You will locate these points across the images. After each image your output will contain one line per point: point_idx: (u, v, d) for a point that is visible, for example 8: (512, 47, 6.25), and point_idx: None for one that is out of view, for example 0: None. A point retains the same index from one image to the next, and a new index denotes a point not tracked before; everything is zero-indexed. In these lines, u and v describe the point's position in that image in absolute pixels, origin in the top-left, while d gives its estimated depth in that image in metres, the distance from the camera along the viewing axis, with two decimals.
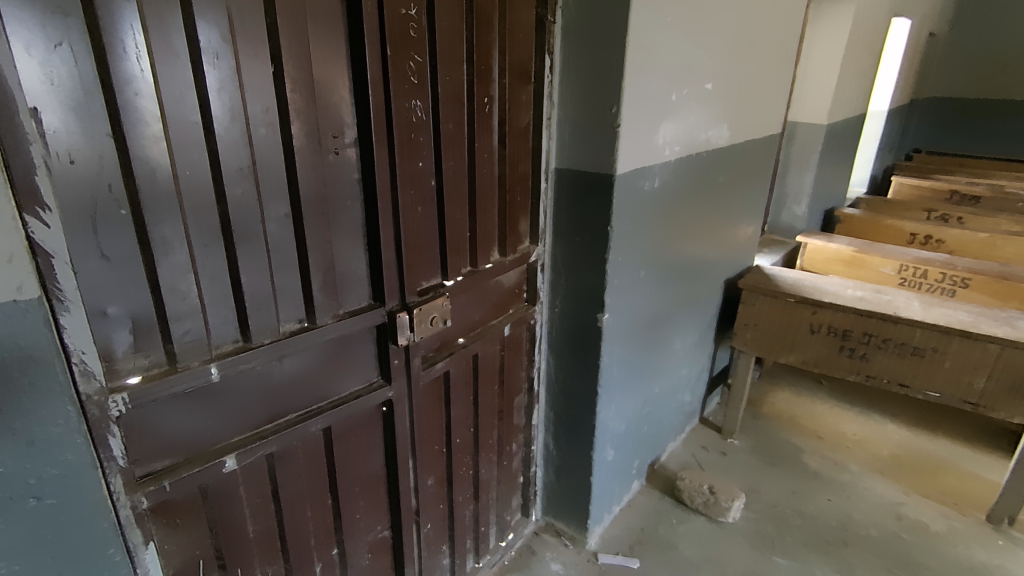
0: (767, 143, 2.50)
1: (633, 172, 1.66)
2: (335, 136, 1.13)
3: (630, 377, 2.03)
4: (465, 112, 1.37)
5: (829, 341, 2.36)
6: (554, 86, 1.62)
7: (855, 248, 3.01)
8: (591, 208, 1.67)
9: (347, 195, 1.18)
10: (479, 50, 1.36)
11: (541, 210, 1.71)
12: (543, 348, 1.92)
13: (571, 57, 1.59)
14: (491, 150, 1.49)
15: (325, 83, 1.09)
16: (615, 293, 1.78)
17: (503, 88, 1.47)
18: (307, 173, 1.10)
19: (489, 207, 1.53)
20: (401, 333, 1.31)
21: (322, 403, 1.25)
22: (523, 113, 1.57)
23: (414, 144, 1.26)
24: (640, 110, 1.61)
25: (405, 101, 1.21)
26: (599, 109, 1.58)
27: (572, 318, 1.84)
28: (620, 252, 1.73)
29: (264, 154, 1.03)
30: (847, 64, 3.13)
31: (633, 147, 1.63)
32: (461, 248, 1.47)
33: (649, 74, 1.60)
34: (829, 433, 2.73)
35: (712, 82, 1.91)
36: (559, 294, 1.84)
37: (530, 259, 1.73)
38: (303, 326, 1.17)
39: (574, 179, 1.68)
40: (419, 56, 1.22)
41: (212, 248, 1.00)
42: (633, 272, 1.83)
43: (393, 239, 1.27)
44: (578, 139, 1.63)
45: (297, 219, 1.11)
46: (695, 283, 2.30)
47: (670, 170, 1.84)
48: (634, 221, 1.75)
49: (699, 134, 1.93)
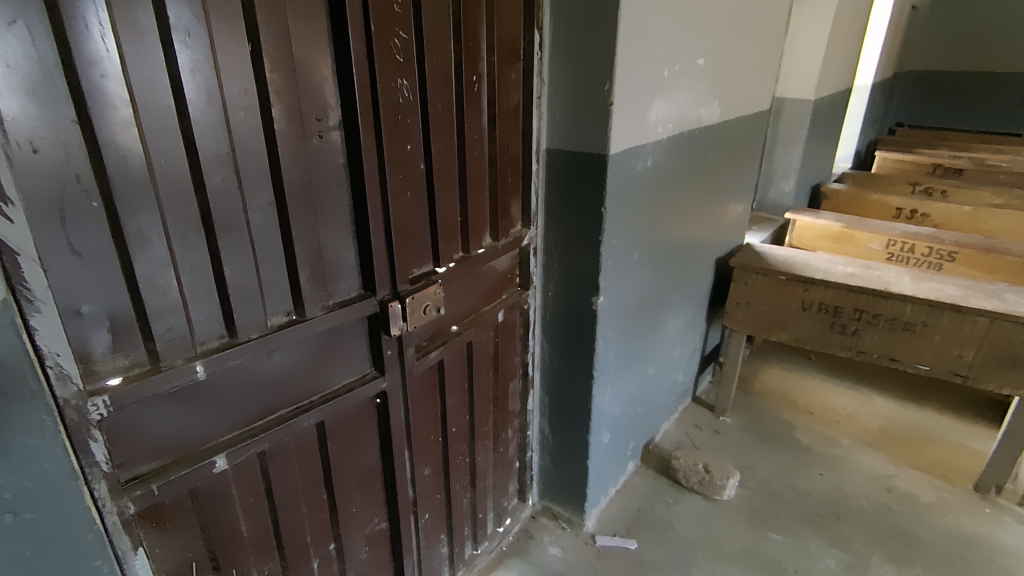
0: (757, 119, 2.47)
1: (625, 151, 1.62)
2: (319, 120, 1.07)
3: (625, 360, 2.01)
4: (453, 92, 1.32)
5: (820, 318, 2.36)
6: (544, 64, 1.57)
7: (843, 224, 3.01)
8: (584, 190, 1.63)
9: (333, 181, 1.12)
10: (467, 26, 1.30)
11: (532, 192, 1.67)
12: (537, 334, 1.89)
13: (560, 33, 1.53)
14: (481, 132, 1.43)
15: (306, 62, 1.02)
16: (609, 276, 1.75)
17: (492, 66, 1.41)
18: (290, 159, 1.04)
19: (480, 190, 1.48)
20: (393, 324, 1.27)
21: (314, 398, 1.21)
22: (513, 92, 1.51)
23: (401, 126, 1.21)
24: (633, 87, 1.56)
25: (391, 81, 1.15)
26: (591, 87, 1.53)
27: (566, 303, 1.81)
28: (613, 234, 1.70)
29: (244, 140, 0.97)
30: (834, 39, 3.10)
31: (626, 126, 1.59)
32: (452, 233, 1.42)
33: (641, 50, 1.55)
34: (819, 408, 2.75)
35: (704, 58, 1.87)
36: (552, 278, 1.81)
37: (523, 243, 1.69)
38: (292, 319, 1.13)
39: (566, 159, 1.64)
40: (404, 33, 1.16)
41: (192, 240, 0.95)
42: (626, 254, 1.80)
43: (383, 226, 1.22)
44: (570, 118, 1.59)
45: (281, 207, 1.06)
46: (687, 263, 2.28)
47: (663, 149, 1.81)
48: (627, 202, 1.72)
49: (691, 111, 1.89)
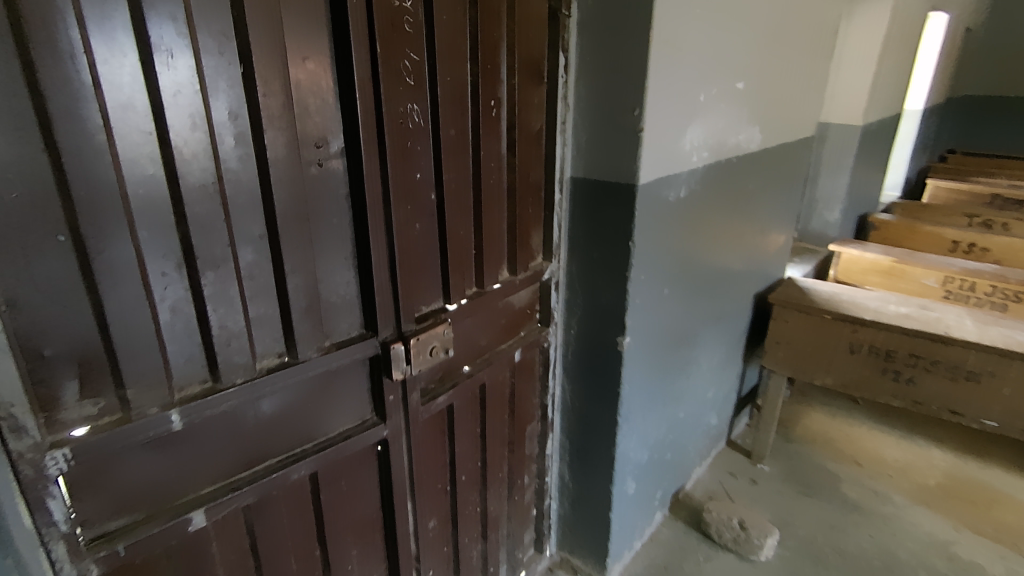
0: (801, 145, 2.32)
1: (656, 181, 1.50)
2: (318, 146, 0.99)
3: (653, 403, 1.86)
4: (469, 116, 1.23)
5: (870, 362, 2.17)
6: (569, 87, 1.47)
7: (894, 258, 2.81)
8: (610, 221, 1.51)
9: (333, 212, 1.04)
10: (485, 47, 1.22)
11: (555, 222, 1.56)
12: (557, 373, 1.77)
13: (587, 55, 1.44)
14: (499, 159, 1.34)
15: (305, 84, 0.94)
16: (636, 314, 1.61)
17: (513, 89, 1.32)
18: (284, 188, 0.96)
19: (498, 221, 1.38)
20: (396, 367, 1.16)
21: (307, 446, 1.11)
22: (535, 116, 1.42)
23: (409, 154, 1.12)
24: (665, 112, 1.45)
25: (399, 104, 1.07)
26: (619, 112, 1.42)
27: (589, 341, 1.68)
28: (642, 269, 1.57)
29: (232, 167, 0.89)
30: (884, 62, 2.93)
31: (658, 154, 1.47)
32: (465, 267, 1.32)
33: (674, 73, 1.43)
34: (868, 459, 2.53)
35: (743, 81, 1.74)
36: (575, 314, 1.69)
37: (543, 277, 1.58)
38: (283, 361, 1.03)
39: (591, 189, 1.53)
40: (414, 53, 1.08)
41: (172, 276, 0.87)
42: (656, 291, 1.67)
43: (387, 260, 1.13)
44: (596, 145, 1.48)
45: (274, 240, 0.97)
46: (722, 298, 2.13)
47: (698, 179, 1.68)
48: (657, 235, 1.59)
49: (728, 137, 1.76)
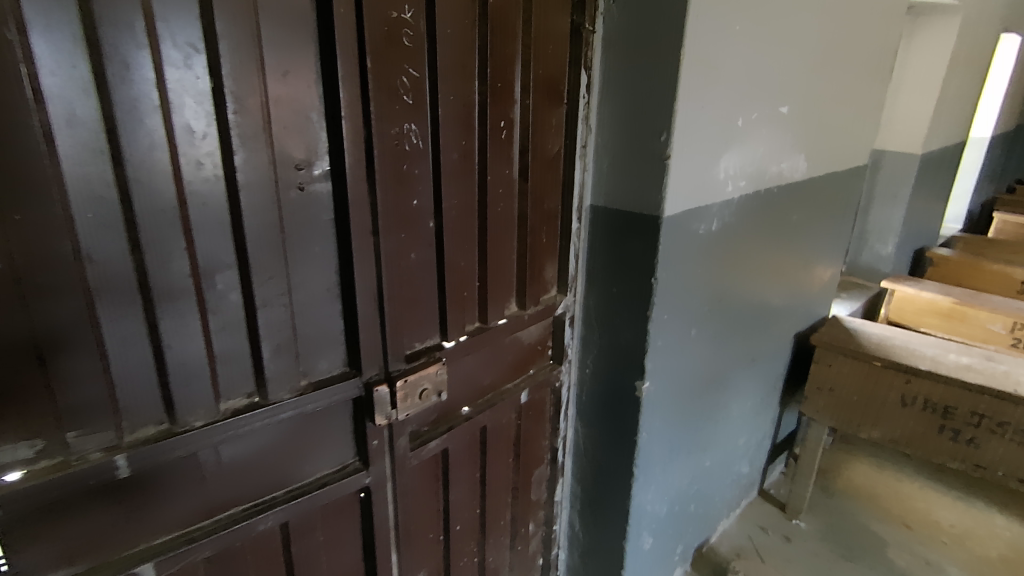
0: (852, 175, 2.13)
1: (685, 213, 1.36)
2: (300, 169, 0.90)
3: (675, 452, 1.70)
4: (475, 137, 1.12)
5: (925, 417, 1.95)
6: (592, 109, 1.36)
7: (954, 299, 2.57)
8: (631, 255, 1.38)
9: (315, 241, 0.94)
10: (496, 64, 1.11)
11: (572, 253, 1.45)
12: (570, 414, 1.64)
13: (612, 75, 1.32)
14: (509, 184, 1.23)
15: (285, 100, 0.86)
16: (658, 357, 1.47)
17: (527, 110, 1.21)
18: (258, 215, 0.87)
19: (507, 251, 1.27)
20: (379, 411, 1.06)
21: (278, 493, 1.01)
22: (553, 139, 1.30)
23: (404, 179, 1.02)
24: (696, 139, 1.31)
25: (394, 125, 0.98)
26: (645, 137, 1.30)
27: (605, 383, 1.55)
28: (665, 309, 1.42)
29: (198, 190, 0.81)
30: (948, 87, 2.70)
31: (687, 184, 1.33)
32: (467, 301, 1.22)
33: (709, 95, 1.30)
34: (919, 522, 2.28)
35: (788, 106, 1.59)
36: (591, 352, 1.56)
37: (557, 311, 1.46)
38: (251, 402, 0.94)
39: (612, 219, 1.40)
40: (413, 69, 0.98)
41: (125, 309, 0.78)
42: (682, 332, 1.52)
43: (376, 293, 1.03)
44: (619, 172, 1.36)
45: (244, 271, 0.88)
46: (759, 338, 1.95)
47: (733, 211, 1.53)
48: (685, 272, 1.45)
49: (770, 166, 1.61)
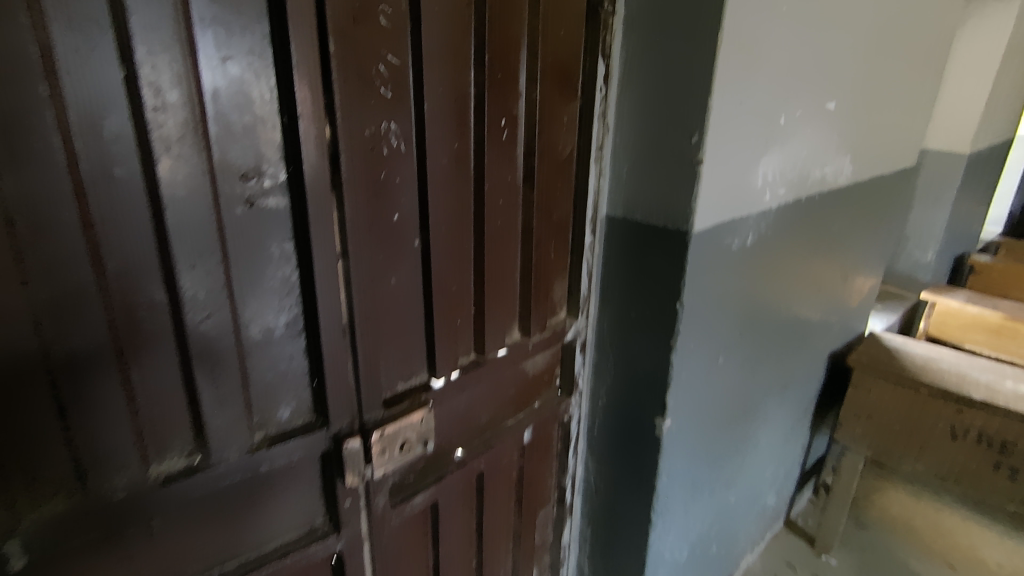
0: (898, 178, 1.92)
1: (717, 227, 1.17)
2: (247, 180, 0.72)
3: (697, 491, 1.52)
4: (471, 139, 0.94)
5: (978, 452, 1.74)
6: (610, 105, 1.17)
7: (1004, 314, 2.34)
8: (652, 276, 1.20)
9: (270, 267, 0.77)
10: (496, 49, 0.93)
11: (584, 271, 1.27)
12: (580, 448, 1.47)
13: (635, 65, 1.13)
14: (512, 193, 1.04)
15: (225, 94, 0.68)
16: (681, 391, 1.28)
17: (534, 106, 1.03)
18: (192, 237, 0.69)
19: (509, 271, 1.09)
20: (351, 469, 0.90)
21: (229, 566, 0.84)
22: (564, 140, 1.12)
23: (382, 189, 0.84)
24: (733, 140, 1.12)
25: (367, 123, 0.80)
26: (671, 138, 1.11)
27: (620, 416, 1.37)
28: (691, 337, 1.24)
29: (110, 208, 0.63)
30: (1000, 80, 2.47)
31: (720, 194, 1.14)
32: (461, 330, 1.04)
33: (749, 88, 1.10)
34: (963, 560, 2.08)
35: (836, 101, 1.39)
36: (605, 382, 1.39)
37: (566, 337, 1.28)
38: (191, 464, 0.78)
39: (630, 233, 1.22)
40: (392, 55, 0.80)
41: (14, 361, 0.61)
42: (709, 361, 1.34)
43: (347, 326, 0.86)
44: (641, 178, 1.17)
45: (175, 306, 0.71)
46: (792, 361, 1.75)
47: (770, 222, 1.34)
48: (714, 295, 1.26)
49: (813, 170, 1.41)
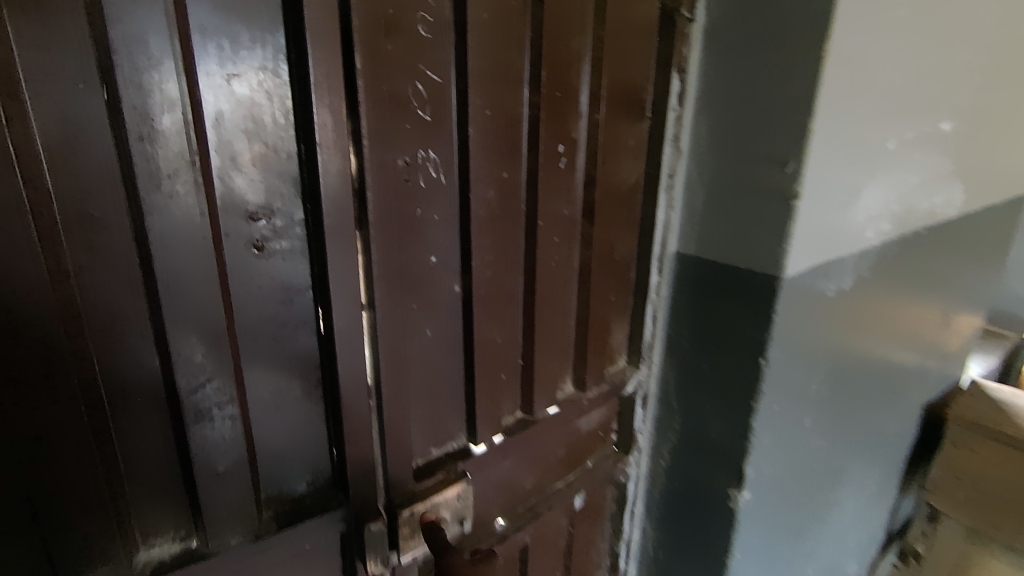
0: (1010, 207, 1.67)
1: (811, 271, 1.00)
2: (256, 220, 0.60)
3: (773, 568, 1.31)
4: (522, 168, 0.80)
5: None
6: (684, 128, 1.02)
7: None
8: (729, 326, 1.04)
9: (281, 320, 0.65)
10: (555, 62, 0.79)
11: (648, 315, 1.11)
12: (637, 511, 1.29)
13: (715, 83, 0.97)
14: (569, 228, 0.90)
15: (229, 119, 0.56)
16: (762, 458, 1.10)
17: (596, 128, 0.88)
18: (188, 290, 0.57)
19: (562, 317, 0.94)
20: (374, 554, 0.76)
21: None
22: (630, 166, 0.97)
23: (418, 229, 0.72)
24: (834, 169, 0.94)
25: (401, 152, 0.67)
26: (761, 166, 0.94)
27: (686, 481, 1.19)
28: (775, 397, 1.06)
29: (89, 257, 0.52)
30: None
31: (816, 232, 0.96)
32: (506, 386, 0.89)
33: (857, 108, 0.93)
34: None
35: (950, 121, 1.19)
36: (667, 440, 1.21)
37: (625, 390, 1.13)
38: (185, 549, 0.65)
39: (704, 275, 1.06)
40: (432, 71, 0.68)
41: None
42: (794, 422, 1.15)
43: (373, 387, 0.73)
44: (720, 212, 1.01)
45: (168, 370, 0.59)
46: (885, 416, 1.53)
47: (869, 262, 1.15)
48: (803, 347, 1.08)
49: (920, 201, 1.20)
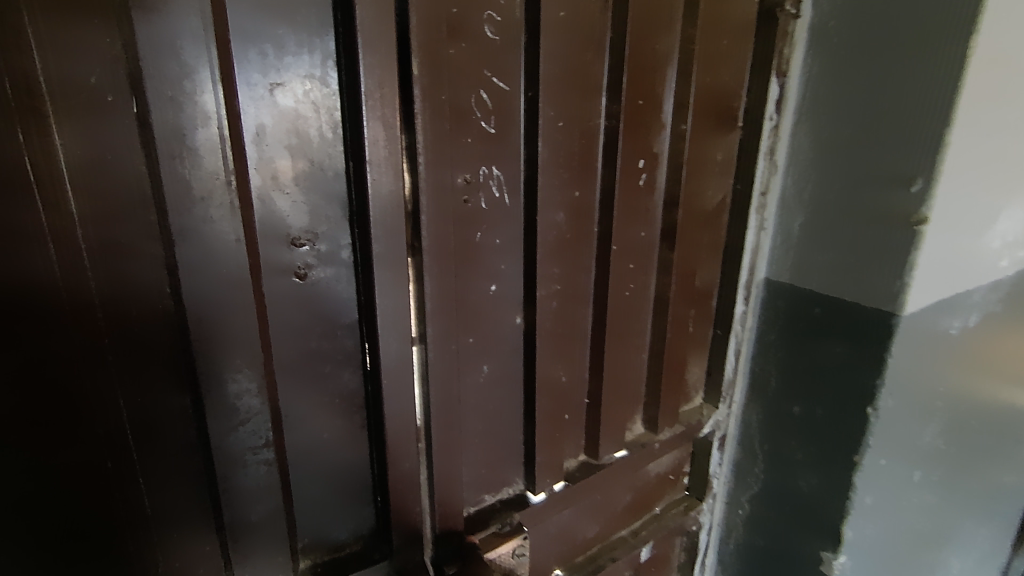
0: None
1: (934, 308, 0.85)
2: (298, 246, 0.54)
3: None
4: (596, 186, 0.71)
5: None
6: (781, 140, 0.90)
7: None
8: (830, 365, 0.90)
9: (324, 354, 0.59)
10: (638, 65, 0.69)
11: (732, 349, 0.98)
12: (708, 562, 1.16)
13: (821, 88, 0.85)
14: (646, 254, 0.80)
15: (272, 133, 0.50)
16: (863, 519, 0.95)
17: (681, 141, 0.77)
18: (222, 322, 0.51)
19: (635, 352, 0.84)
20: None
21: None
22: (716, 183, 0.86)
23: (476, 257, 0.64)
24: (968, 188, 0.80)
25: (462, 170, 0.60)
26: (877, 184, 0.81)
27: (769, 536, 1.05)
28: (883, 451, 0.91)
29: (115, 288, 0.47)
30: None
31: (942, 261, 0.82)
32: (570, 427, 0.80)
33: (1000, 116, 0.78)
34: None
35: None
36: (748, 488, 1.08)
37: (701, 431, 1.01)
38: None
39: (799, 306, 0.93)
40: (498, 77, 0.59)
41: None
42: (902, 479, 0.99)
43: (425, 429, 0.66)
44: (821, 236, 0.88)
45: (199, 409, 0.53)
46: (1009, 471, 1.31)
47: (1001, 296, 0.97)
48: (919, 394, 0.92)
49: None
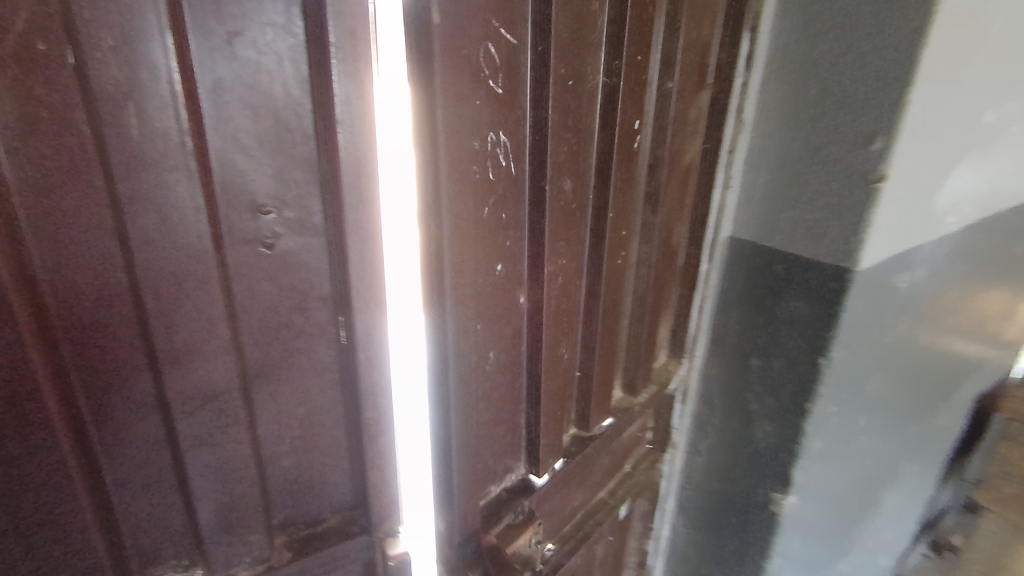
0: None
1: (886, 265, 0.87)
2: (265, 214, 0.50)
3: None
4: (592, 148, 0.70)
5: None
6: (748, 99, 0.89)
7: None
8: (789, 322, 0.92)
9: (295, 328, 0.56)
10: (626, 17, 0.66)
11: (693, 306, 1.01)
12: (667, 507, 1.22)
13: (794, 45, 0.84)
14: (631, 219, 0.79)
15: (231, 89, 0.45)
16: (813, 465, 1.00)
17: (664, 99, 0.75)
18: (184, 296, 0.48)
19: (616, 316, 0.84)
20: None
21: None
22: (689, 143, 0.85)
23: (481, 227, 0.61)
24: (927, 148, 0.81)
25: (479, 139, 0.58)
26: (842, 144, 0.81)
27: (725, 481, 1.11)
28: (834, 400, 0.96)
29: (62, 261, 0.42)
30: None
31: (897, 219, 0.84)
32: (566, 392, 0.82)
33: (962, 77, 0.78)
34: None
35: None
36: (705, 438, 1.13)
37: (666, 387, 1.03)
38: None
39: (760, 264, 0.94)
40: (505, 29, 0.56)
41: None
42: (849, 426, 1.04)
43: (399, 397, 0.65)
44: (783, 195, 0.89)
45: (164, 388, 0.50)
46: (943, 415, 1.41)
47: (947, 252, 1.02)
48: (869, 346, 0.97)
49: (1012, 183, 1.05)
